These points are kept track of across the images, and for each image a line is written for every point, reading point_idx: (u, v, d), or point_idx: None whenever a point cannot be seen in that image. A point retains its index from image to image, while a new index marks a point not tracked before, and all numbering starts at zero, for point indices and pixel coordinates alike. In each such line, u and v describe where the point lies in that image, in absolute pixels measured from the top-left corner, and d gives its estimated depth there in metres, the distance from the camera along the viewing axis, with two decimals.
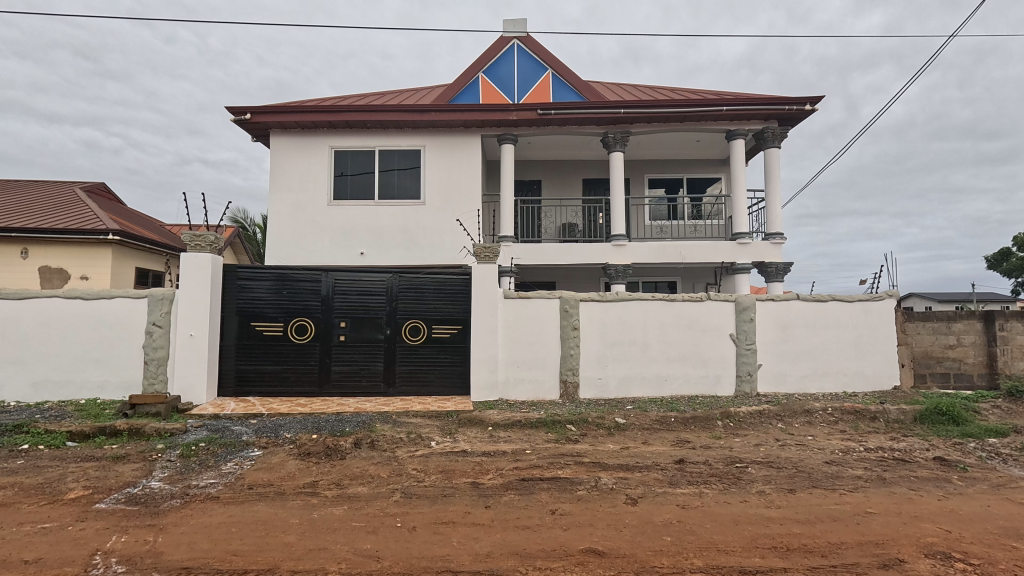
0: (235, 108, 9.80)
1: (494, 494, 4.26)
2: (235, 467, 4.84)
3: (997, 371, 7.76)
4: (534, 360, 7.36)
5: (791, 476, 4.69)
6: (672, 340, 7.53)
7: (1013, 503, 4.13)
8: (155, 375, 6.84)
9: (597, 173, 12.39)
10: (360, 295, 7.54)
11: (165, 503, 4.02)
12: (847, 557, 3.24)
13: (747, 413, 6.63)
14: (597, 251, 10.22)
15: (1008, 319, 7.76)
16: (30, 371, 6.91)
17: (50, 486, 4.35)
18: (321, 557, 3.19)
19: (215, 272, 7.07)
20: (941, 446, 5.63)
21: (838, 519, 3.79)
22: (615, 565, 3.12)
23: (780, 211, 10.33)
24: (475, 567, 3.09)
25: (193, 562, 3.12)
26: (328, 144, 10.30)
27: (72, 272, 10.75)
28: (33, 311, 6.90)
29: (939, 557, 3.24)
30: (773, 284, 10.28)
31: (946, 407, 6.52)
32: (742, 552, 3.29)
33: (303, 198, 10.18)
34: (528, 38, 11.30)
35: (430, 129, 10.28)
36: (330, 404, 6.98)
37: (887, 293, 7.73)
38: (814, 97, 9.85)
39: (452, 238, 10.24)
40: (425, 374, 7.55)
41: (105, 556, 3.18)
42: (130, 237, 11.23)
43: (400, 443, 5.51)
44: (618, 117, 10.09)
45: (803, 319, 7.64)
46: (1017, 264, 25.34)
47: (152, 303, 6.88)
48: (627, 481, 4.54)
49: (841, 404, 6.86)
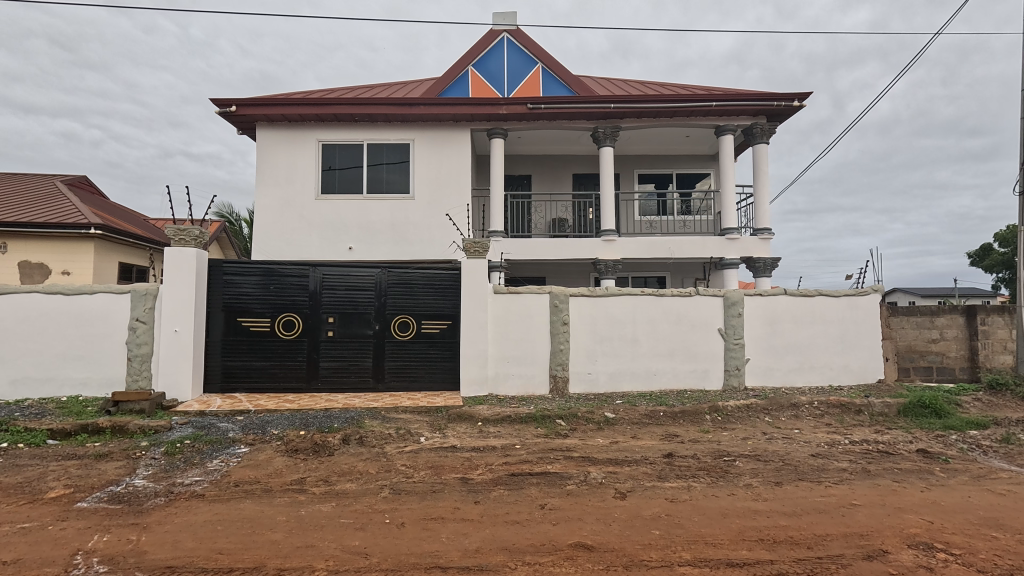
0: (220, 100, 9.63)
1: (482, 489, 4.25)
2: (221, 465, 4.78)
3: (978, 365, 7.92)
4: (522, 355, 7.35)
5: (778, 470, 4.73)
6: (661, 335, 7.56)
7: (993, 493, 4.23)
8: (138, 373, 6.72)
9: (587, 169, 12.39)
10: (348, 291, 7.46)
11: (149, 501, 3.96)
12: (833, 549, 3.28)
13: (735, 407, 6.69)
14: (587, 247, 10.24)
15: (990, 314, 7.92)
16: (8, 369, 6.76)
17: (29, 485, 4.26)
18: (308, 554, 3.16)
19: (200, 267, 6.95)
20: (924, 439, 5.73)
21: (824, 511, 3.83)
22: (605, 560, 3.12)
23: (768, 207, 10.39)
24: (464, 563, 3.07)
25: (177, 561, 3.07)
26: (315, 138, 10.15)
27: (52, 267, 10.52)
28: (11, 308, 6.74)
29: (922, 548, 3.29)
30: (762, 279, 10.34)
31: (929, 400, 6.60)
32: (729, 544, 3.32)
33: (290, 192, 10.05)
34: (517, 32, 11.24)
35: (419, 123, 10.19)
36: (318, 400, 6.91)
37: (872, 288, 7.83)
38: (803, 94, 9.91)
39: (441, 232, 10.18)
40: (414, 369, 7.52)
41: (86, 556, 3.12)
42: (113, 231, 11.03)
43: (388, 439, 5.48)
44: (608, 112, 10.05)
45: (790, 314, 7.71)
46: (998, 260, 25.83)
47: (136, 299, 6.76)
48: (617, 476, 4.56)
49: (827, 398, 6.93)
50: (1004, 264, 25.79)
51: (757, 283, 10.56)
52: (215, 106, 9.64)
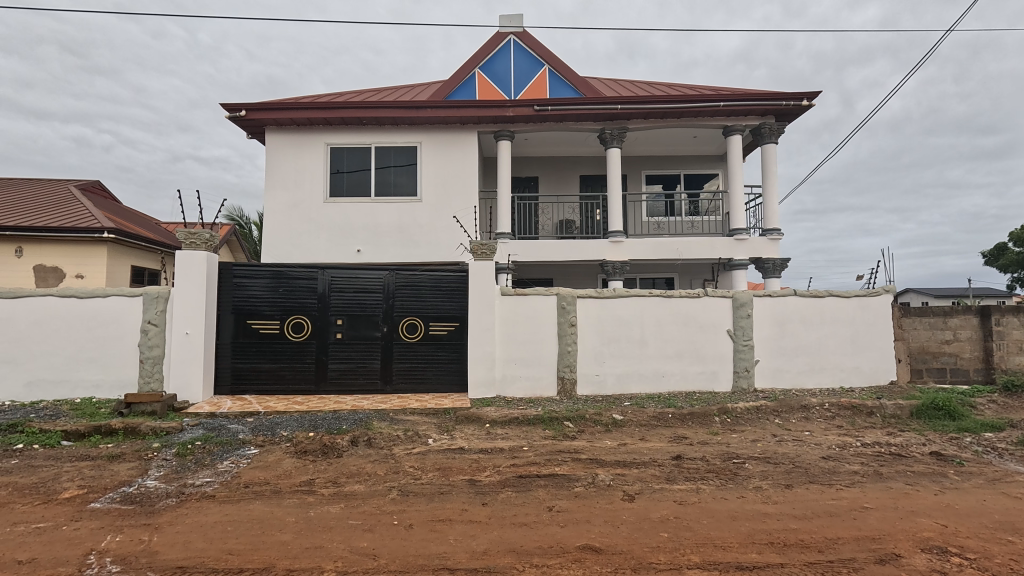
0: (230, 105, 9.74)
1: (490, 491, 4.25)
2: (231, 466, 4.82)
3: (993, 366, 7.78)
4: (530, 358, 7.34)
5: (788, 472, 4.69)
6: (670, 337, 7.53)
7: (1008, 497, 4.15)
8: (150, 375, 6.80)
9: (594, 170, 12.37)
10: (356, 293, 7.51)
11: (160, 502, 4.01)
12: (843, 552, 3.24)
13: (744, 409, 6.64)
14: (594, 248, 10.21)
15: (1005, 315, 7.75)
16: (23, 370, 6.87)
17: (44, 485, 4.33)
18: (317, 556, 3.18)
19: (210, 270, 7.01)
20: (937, 442, 5.64)
21: (835, 514, 3.79)
22: (613, 563, 3.11)
23: (777, 206, 10.30)
24: (471, 565, 3.07)
25: (188, 561, 3.10)
26: (324, 141, 10.23)
27: (66, 271, 10.68)
28: (25, 311, 6.85)
29: (936, 552, 3.25)
30: (771, 280, 10.25)
31: (942, 402, 6.51)
32: (738, 548, 3.29)
33: (299, 196, 10.13)
34: (524, 34, 11.26)
35: (426, 125, 10.24)
36: (327, 402, 6.95)
37: (884, 288, 7.74)
38: (812, 92, 9.83)
39: (449, 234, 10.21)
40: (422, 371, 7.54)
41: (99, 556, 3.16)
42: (125, 235, 11.17)
43: (396, 440, 5.50)
44: (615, 113, 10.04)
45: (800, 315, 7.64)
46: (1013, 259, 25.43)
47: (147, 302, 6.84)
48: (625, 478, 4.54)
49: (838, 400, 6.85)
50: (1019, 264, 25.40)
51: (767, 284, 10.46)
52: (226, 111, 9.76)
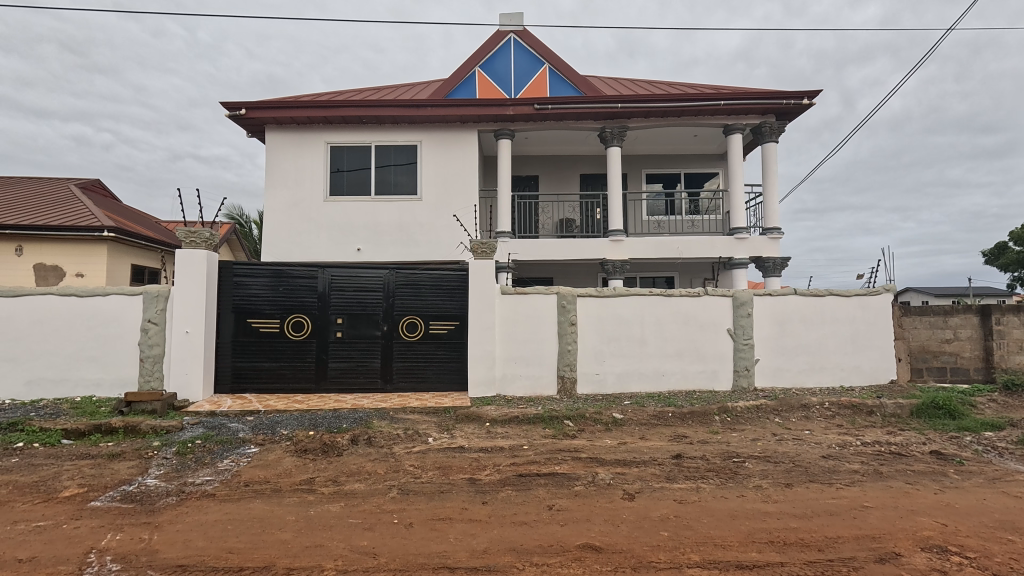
0: (230, 103, 9.73)
1: (490, 490, 4.25)
2: (231, 465, 4.83)
3: (993, 365, 7.78)
4: (530, 357, 7.34)
5: (788, 471, 4.69)
6: (670, 336, 7.53)
7: (1009, 496, 4.15)
8: (151, 373, 6.81)
9: (594, 169, 12.36)
10: (357, 292, 7.51)
11: (161, 500, 4.00)
12: (844, 551, 3.24)
13: (744, 408, 6.64)
14: (594, 247, 10.20)
15: (1005, 313, 7.75)
16: (24, 369, 6.87)
17: (45, 484, 4.32)
18: (317, 554, 3.18)
19: (210, 269, 7.01)
20: (937, 441, 5.65)
21: (835, 513, 3.79)
22: (613, 562, 3.11)
23: (778, 205, 10.29)
24: (471, 564, 3.08)
25: (188, 560, 3.10)
26: (324, 140, 10.22)
27: (66, 270, 10.68)
28: (26, 310, 6.85)
29: (936, 551, 3.25)
30: (771, 279, 10.25)
31: (943, 401, 6.51)
32: (738, 547, 3.29)
33: (299, 195, 10.12)
34: (524, 32, 11.24)
35: (426, 124, 10.23)
36: (327, 400, 6.95)
37: (884, 287, 7.74)
38: (812, 91, 9.82)
39: (449, 233, 10.20)
40: (422, 370, 7.54)
41: (99, 555, 3.16)
42: (125, 234, 11.17)
43: (396, 439, 5.50)
44: (616, 112, 10.02)
45: (801, 314, 7.64)
46: (1014, 259, 25.40)
47: (147, 301, 6.85)
48: (625, 477, 4.54)
49: (838, 399, 6.85)
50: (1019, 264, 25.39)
51: (767, 283, 10.45)
52: (226, 109, 9.75)
